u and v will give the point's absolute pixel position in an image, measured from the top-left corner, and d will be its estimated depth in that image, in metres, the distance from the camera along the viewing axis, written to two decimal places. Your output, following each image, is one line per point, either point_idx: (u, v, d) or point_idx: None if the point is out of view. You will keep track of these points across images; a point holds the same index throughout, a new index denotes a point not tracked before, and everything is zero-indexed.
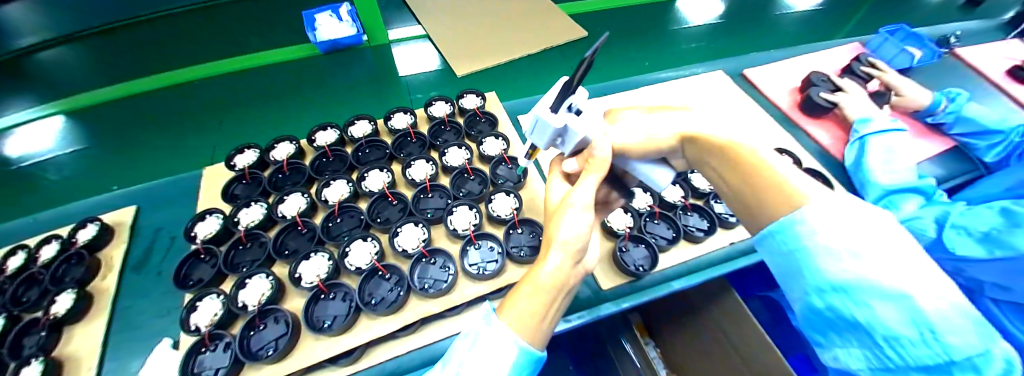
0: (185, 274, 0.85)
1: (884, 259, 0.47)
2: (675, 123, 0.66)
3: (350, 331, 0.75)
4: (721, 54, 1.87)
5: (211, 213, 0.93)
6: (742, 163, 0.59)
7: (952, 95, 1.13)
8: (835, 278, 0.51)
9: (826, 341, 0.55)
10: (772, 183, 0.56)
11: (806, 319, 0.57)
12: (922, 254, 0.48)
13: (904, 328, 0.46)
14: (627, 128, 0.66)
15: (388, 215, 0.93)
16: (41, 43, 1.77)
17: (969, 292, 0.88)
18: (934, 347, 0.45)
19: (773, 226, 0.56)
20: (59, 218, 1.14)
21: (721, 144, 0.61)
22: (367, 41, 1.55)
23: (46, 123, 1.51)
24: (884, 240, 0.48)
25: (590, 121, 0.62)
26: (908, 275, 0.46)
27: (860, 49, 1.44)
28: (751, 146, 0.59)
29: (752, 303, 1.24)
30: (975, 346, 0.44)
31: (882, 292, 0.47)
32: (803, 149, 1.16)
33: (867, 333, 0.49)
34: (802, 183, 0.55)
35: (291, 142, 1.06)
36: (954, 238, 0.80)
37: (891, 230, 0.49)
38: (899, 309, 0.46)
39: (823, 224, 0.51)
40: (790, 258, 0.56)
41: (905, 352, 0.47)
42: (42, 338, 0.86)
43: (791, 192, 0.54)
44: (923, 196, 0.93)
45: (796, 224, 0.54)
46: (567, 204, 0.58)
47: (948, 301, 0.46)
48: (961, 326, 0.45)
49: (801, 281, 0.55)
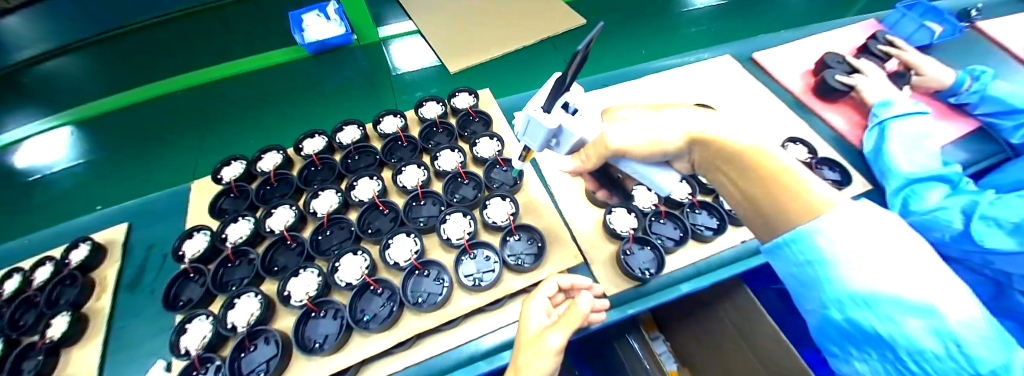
0: (175, 294, 0.82)
1: (906, 267, 0.44)
2: (681, 123, 0.60)
3: (343, 350, 0.73)
4: (728, 36, 1.79)
5: (198, 229, 0.90)
6: (759, 167, 0.54)
7: (977, 73, 1.05)
8: (857, 289, 0.47)
9: (844, 353, 0.52)
10: (795, 183, 0.51)
11: (821, 329, 0.54)
12: (939, 263, 0.45)
13: (926, 341, 0.44)
14: (631, 127, 0.60)
15: (379, 225, 0.90)
16: (40, 56, 1.70)
17: (998, 285, 0.82)
18: (960, 360, 0.42)
19: (785, 236, 0.52)
20: (56, 238, 1.12)
21: (738, 149, 0.55)
22: (357, 41, 1.59)
23: (53, 135, 1.50)
24: (904, 246, 0.45)
25: (589, 121, 0.58)
26: (931, 286, 0.43)
27: (876, 26, 1.35)
28: (762, 146, 0.55)
29: (766, 296, 1.17)
30: (1001, 357, 0.41)
31: (906, 304, 0.44)
32: (817, 136, 1.10)
33: (888, 346, 0.46)
34: (822, 191, 0.50)
35: (278, 151, 1.03)
36: (983, 230, 0.73)
37: (909, 236, 0.46)
38: (921, 321, 0.44)
39: (842, 233, 0.47)
40: (807, 270, 0.51)
41: (929, 366, 0.44)
42: (38, 363, 0.84)
43: (811, 199, 0.50)
44: (949, 185, 0.86)
45: (811, 235, 0.49)
46: (542, 338, 0.62)
47: (971, 310, 0.43)
48: (986, 336, 0.42)
49: (817, 293, 0.52)
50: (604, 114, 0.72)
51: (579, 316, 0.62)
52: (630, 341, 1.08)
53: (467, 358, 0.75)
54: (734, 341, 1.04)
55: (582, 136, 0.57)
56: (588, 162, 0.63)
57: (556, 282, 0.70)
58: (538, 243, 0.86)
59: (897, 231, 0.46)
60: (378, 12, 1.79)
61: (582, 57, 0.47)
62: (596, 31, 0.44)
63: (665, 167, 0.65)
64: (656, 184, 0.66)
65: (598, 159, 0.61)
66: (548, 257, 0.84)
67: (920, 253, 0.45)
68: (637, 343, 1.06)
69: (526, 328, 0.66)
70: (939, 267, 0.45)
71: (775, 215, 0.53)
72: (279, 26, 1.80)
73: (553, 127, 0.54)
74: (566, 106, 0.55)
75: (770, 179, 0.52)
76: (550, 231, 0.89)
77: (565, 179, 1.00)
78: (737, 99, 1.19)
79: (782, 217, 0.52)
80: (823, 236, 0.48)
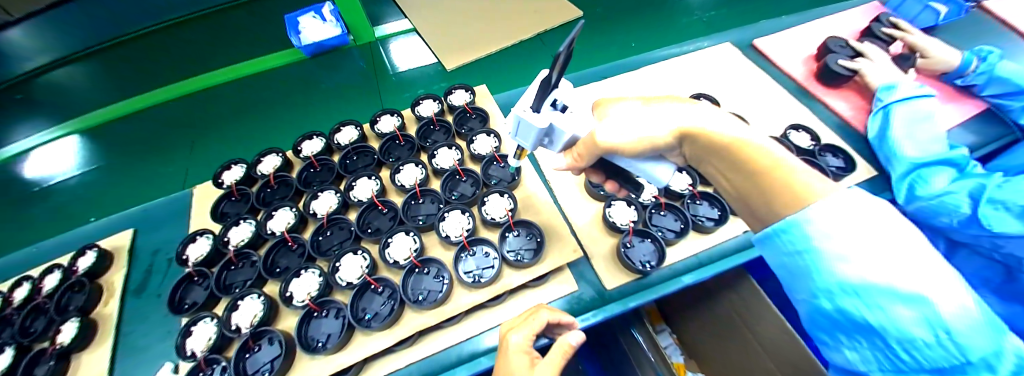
0: (180, 298, 0.83)
1: (899, 256, 0.43)
2: (673, 117, 0.59)
3: (346, 348, 0.73)
4: (732, 23, 1.75)
5: (201, 233, 0.91)
6: (754, 160, 0.53)
7: (984, 54, 1.03)
8: (846, 278, 0.46)
9: (834, 341, 0.51)
10: (787, 171, 0.50)
11: (810, 317, 0.53)
12: (930, 248, 0.44)
13: (917, 329, 0.43)
14: (623, 125, 0.60)
15: (379, 224, 0.90)
16: (40, 68, 1.72)
17: (1008, 269, 0.81)
18: (950, 348, 0.42)
19: (776, 226, 0.51)
20: (65, 246, 1.15)
21: (726, 142, 0.55)
22: (352, 41, 1.64)
23: (58, 145, 1.53)
24: (900, 236, 0.44)
25: (579, 116, 0.57)
26: (922, 275, 0.42)
27: (879, 9, 1.33)
28: (754, 139, 0.54)
29: (770, 285, 1.16)
30: (991, 344, 0.40)
31: (896, 293, 0.43)
32: (821, 123, 1.08)
33: (878, 335, 0.46)
34: (816, 181, 0.50)
35: (278, 154, 1.03)
36: (991, 215, 0.72)
37: (901, 224, 0.45)
38: (915, 311, 0.42)
39: (833, 222, 0.46)
40: (797, 259, 0.51)
41: (920, 355, 0.43)
42: (50, 368, 0.86)
43: (807, 189, 0.49)
44: (955, 168, 0.84)
45: (803, 225, 0.49)
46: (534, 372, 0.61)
47: (960, 298, 0.42)
48: (975, 323, 0.41)
49: (807, 282, 0.51)
50: (596, 109, 0.71)
51: (566, 347, 0.63)
52: (633, 334, 1.07)
53: (468, 354, 0.75)
54: (735, 329, 1.05)
55: (573, 133, 0.56)
56: (580, 158, 0.62)
57: (544, 315, 0.67)
58: (537, 238, 0.86)
59: (890, 218, 0.45)
60: (374, 11, 1.79)
61: (567, 54, 0.46)
62: (579, 27, 0.43)
63: (664, 160, 0.64)
64: (658, 178, 0.65)
65: (591, 154, 0.60)
66: (546, 252, 0.83)
67: (916, 241, 0.44)
68: (642, 336, 1.05)
69: (511, 361, 0.63)
70: (931, 255, 0.44)
71: (768, 207, 0.52)
72: (273, 28, 1.81)
73: (543, 125, 0.53)
74: (556, 105, 0.55)
75: (764, 171, 0.51)
76: (549, 227, 0.88)
77: (563, 174, 1.00)
78: (738, 88, 1.17)
79: (776, 207, 0.51)
80: (816, 225, 0.47)
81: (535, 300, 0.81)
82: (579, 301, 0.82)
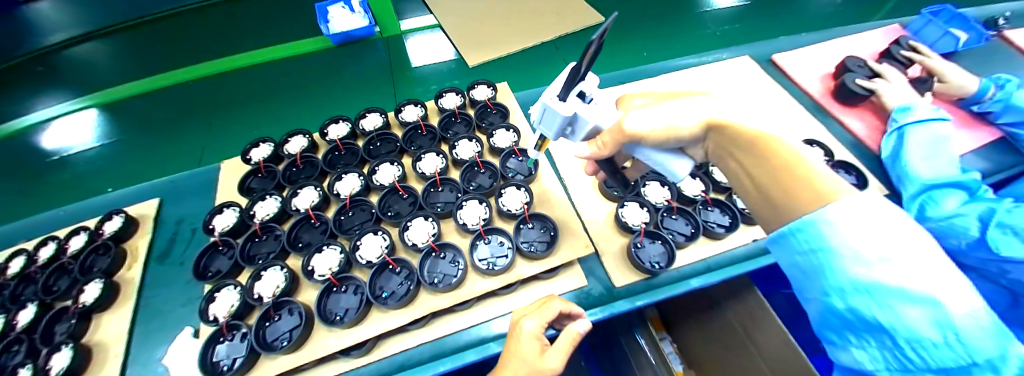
0: (205, 266, 0.87)
1: (912, 259, 0.46)
2: (699, 109, 0.62)
3: (362, 324, 0.76)
4: (750, 37, 1.77)
5: (228, 206, 0.95)
6: (774, 160, 0.54)
7: (1001, 82, 1.05)
8: (860, 278, 0.48)
9: (842, 340, 0.53)
10: (804, 170, 0.52)
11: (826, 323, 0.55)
12: (940, 255, 0.46)
13: (926, 330, 0.45)
14: (650, 114, 0.62)
15: (399, 208, 0.94)
16: (68, 41, 1.78)
17: (1014, 295, 0.81)
18: (958, 349, 0.44)
19: (791, 225, 0.53)
20: (88, 211, 1.19)
21: (754, 137, 0.57)
22: (378, 32, 1.69)
23: (80, 116, 1.58)
24: (914, 240, 0.46)
25: (603, 109, 0.60)
26: (932, 277, 0.45)
27: (898, 32, 1.34)
28: (779, 137, 0.56)
29: (774, 299, 1.17)
30: (997, 347, 0.42)
31: (908, 294, 0.45)
32: (836, 140, 1.10)
33: (886, 333, 0.48)
34: (834, 182, 0.52)
35: (304, 135, 1.07)
36: (999, 238, 0.73)
37: (913, 231, 0.47)
38: (930, 314, 0.44)
39: (850, 224, 0.49)
40: (811, 258, 0.53)
41: (928, 354, 0.45)
42: (72, 326, 0.89)
43: (823, 190, 0.51)
44: (967, 192, 0.85)
45: (818, 225, 0.51)
46: (541, 360, 0.64)
47: (971, 303, 0.44)
48: (984, 327, 0.43)
49: (819, 281, 0.53)
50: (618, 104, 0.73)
51: (573, 336, 0.66)
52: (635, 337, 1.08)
53: (477, 340, 0.78)
54: (739, 340, 1.05)
55: (596, 124, 0.59)
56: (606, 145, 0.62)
57: (555, 305, 0.70)
58: (551, 231, 0.89)
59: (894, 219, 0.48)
60: (398, 5, 1.83)
61: (598, 46, 0.48)
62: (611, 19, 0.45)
63: (680, 154, 0.66)
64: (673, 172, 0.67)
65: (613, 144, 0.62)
66: (559, 245, 0.86)
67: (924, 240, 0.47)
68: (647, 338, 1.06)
69: (521, 349, 0.66)
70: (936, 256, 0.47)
71: (786, 215, 0.54)
72: (297, 16, 1.86)
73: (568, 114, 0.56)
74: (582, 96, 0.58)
75: (783, 169, 0.53)
76: (562, 222, 0.91)
77: (579, 172, 1.03)
78: (755, 99, 1.19)
79: (795, 213, 0.53)
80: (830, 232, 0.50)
81: (547, 291, 0.83)
82: (588, 297, 0.84)
